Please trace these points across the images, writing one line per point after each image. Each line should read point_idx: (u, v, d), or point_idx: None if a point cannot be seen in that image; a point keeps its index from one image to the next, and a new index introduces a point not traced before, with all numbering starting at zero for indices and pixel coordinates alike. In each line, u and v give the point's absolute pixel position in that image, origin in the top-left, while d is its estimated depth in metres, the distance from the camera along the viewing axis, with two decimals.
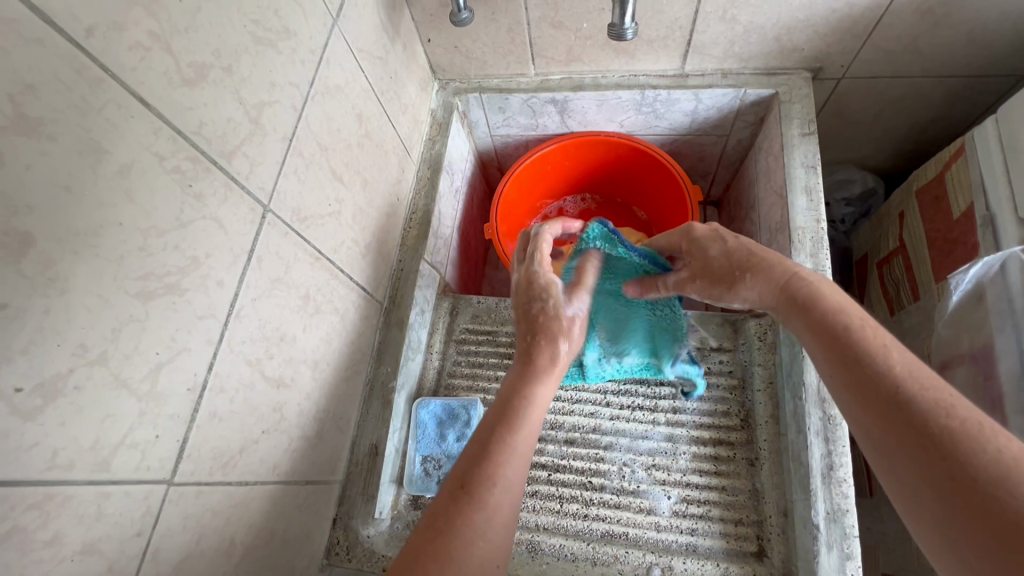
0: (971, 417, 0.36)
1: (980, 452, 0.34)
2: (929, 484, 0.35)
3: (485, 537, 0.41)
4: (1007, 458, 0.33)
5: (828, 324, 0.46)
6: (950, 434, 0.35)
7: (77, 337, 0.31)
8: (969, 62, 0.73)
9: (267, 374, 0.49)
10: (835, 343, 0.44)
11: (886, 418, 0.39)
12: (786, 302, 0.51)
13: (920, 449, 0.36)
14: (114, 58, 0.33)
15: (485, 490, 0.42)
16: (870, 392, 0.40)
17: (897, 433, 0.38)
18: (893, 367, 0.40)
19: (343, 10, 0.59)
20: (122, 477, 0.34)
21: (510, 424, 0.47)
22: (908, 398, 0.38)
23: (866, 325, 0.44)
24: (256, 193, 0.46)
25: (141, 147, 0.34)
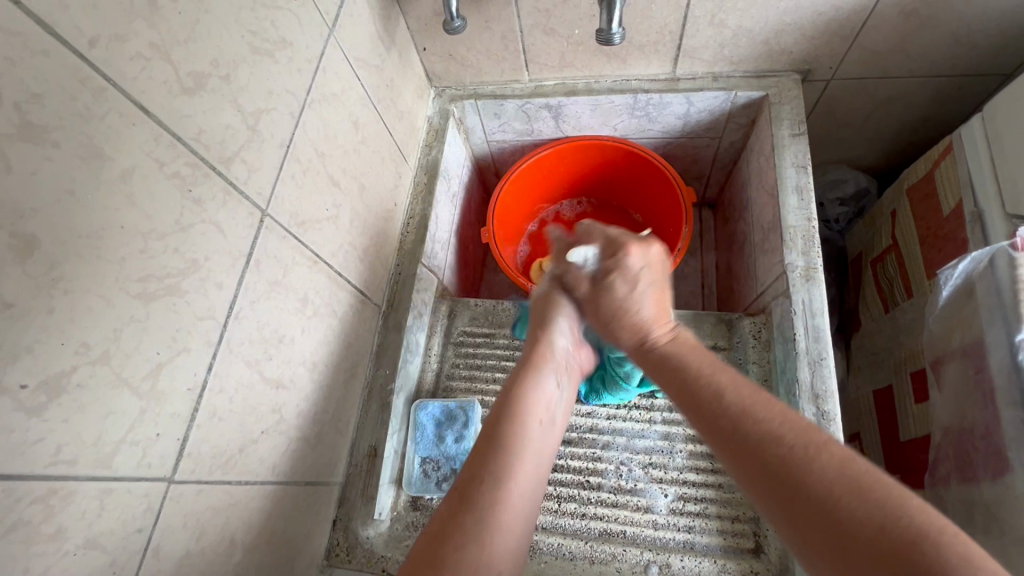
0: (798, 446, 0.38)
1: (828, 487, 0.35)
2: (817, 545, 0.35)
3: (480, 537, 0.42)
4: (846, 478, 0.35)
5: (677, 379, 0.49)
6: (800, 472, 0.37)
7: (79, 336, 0.32)
8: (956, 61, 0.74)
9: (266, 375, 0.50)
10: (688, 403, 0.47)
11: (755, 479, 0.39)
12: (657, 356, 0.53)
13: (773, 474, 0.38)
14: (117, 68, 0.34)
15: (495, 487, 0.45)
16: (727, 437, 0.42)
17: (768, 495, 0.38)
18: (736, 414, 0.43)
19: (339, 20, 0.60)
20: (123, 474, 0.35)
21: (517, 429, 0.50)
22: (755, 446, 0.40)
23: (700, 370, 0.48)
24: (253, 198, 0.47)
25: (142, 153, 0.36)
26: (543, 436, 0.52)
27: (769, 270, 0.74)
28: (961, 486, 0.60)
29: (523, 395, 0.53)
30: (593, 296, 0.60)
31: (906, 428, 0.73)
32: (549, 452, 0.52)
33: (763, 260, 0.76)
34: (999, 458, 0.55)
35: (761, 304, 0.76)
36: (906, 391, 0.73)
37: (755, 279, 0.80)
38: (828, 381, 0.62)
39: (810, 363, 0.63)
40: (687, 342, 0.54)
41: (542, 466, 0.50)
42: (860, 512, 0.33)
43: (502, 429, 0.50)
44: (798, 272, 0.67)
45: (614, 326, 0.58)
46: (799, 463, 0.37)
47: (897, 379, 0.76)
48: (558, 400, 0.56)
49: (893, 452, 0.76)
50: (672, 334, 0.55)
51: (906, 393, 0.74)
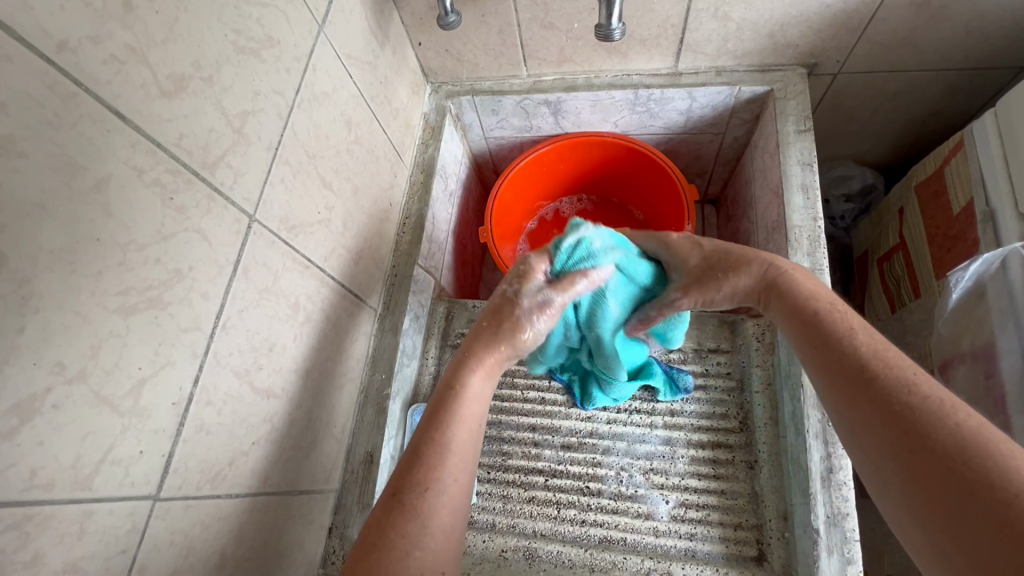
0: (936, 399, 0.35)
1: (959, 443, 0.32)
2: (926, 493, 0.32)
3: (423, 539, 0.39)
4: (978, 438, 0.32)
5: (802, 317, 0.46)
6: (921, 416, 0.34)
7: (55, 355, 0.31)
8: (967, 54, 0.71)
9: (256, 385, 0.48)
10: (808, 340, 0.45)
11: (868, 419, 0.37)
12: (777, 292, 0.50)
13: (891, 412, 0.36)
14: (89, 73, 0.32)
15: (425, 490, 0.41)
16: (839, 369, 0.41)
17: (880, 436, 0.36)
18: (866, 355, 0.40)
19: (330, 16, 0.59)
20: (104, 495, 0.34)
21: (448, 430, 0.44)
22: (882, 388, 0.37)
23: (826, 312, 0.45)
24: (240, 204, 0.45)
25: (118, 162, 0.34)
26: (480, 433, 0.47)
27: None
28: None
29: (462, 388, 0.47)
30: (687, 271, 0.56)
31: None
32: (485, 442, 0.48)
33: None
34: None
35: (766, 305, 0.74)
36: None
37: None
38: None
39: None
40: (806, 280, 0.50)
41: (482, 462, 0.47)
42: (999, 469, 0.30)
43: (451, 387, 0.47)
44: None
45: (715, 296, 0.55)
46: (923, 407, 0.35)
47: None
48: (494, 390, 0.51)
49: None
50: (791, 270, 0.51)
51: None
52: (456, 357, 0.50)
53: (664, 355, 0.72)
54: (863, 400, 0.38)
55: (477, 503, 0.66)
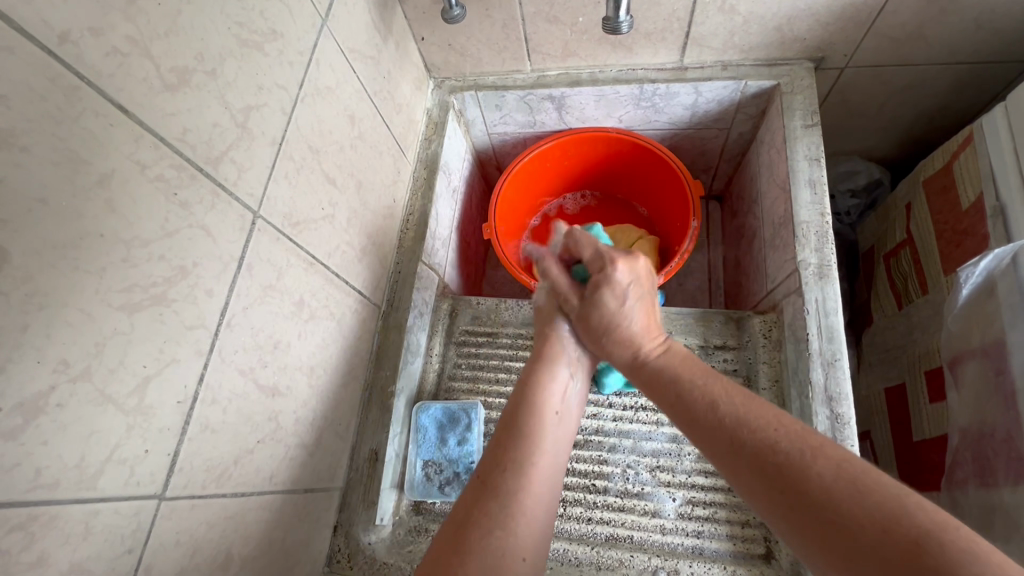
0: (792, 451, 0.39)
1: (830, 491, 0.36)
2: (824, 549, 0.35)
3: (507, 521, 0.42)
4: (847, 481, 0.36)
5: (670, 386, 0.50)
6: (800, 475, 0.37)
7: (58, 353, 0.30)
8: (976, 47, 0.71)
9: (261, 383, 0.48)
10: (682, 412, 0.48)
11: (754, 484, 0.40)
12: (648, 369, 0.53)
13: (772, 477, 0.39)
14: (90, 65, 0.32)
15: (519, 476, 0.45)
16: (718, 442, 0.43)
17: (767, 500, 0.39)
18: (733, 425, 0.43)
19: (333, 10, 0.58)
20: (110, 495, 0.34)
21: (535, 423, 0.50)
22: (754, 454, 0.40)
23: (694, 377, 0.49)
24: (244, 200, 0.44)
25: (121, 157, 0.34)
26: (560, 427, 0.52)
27: (780, 267, 0.72)
28: (980, 491, 0.58)
29: (544, 383, 0.54)
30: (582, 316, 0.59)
31: (919, 428, 0.71)
32: (568, 441, 0.52)
33: (774, 256, 0.74)
34: (1020, 464, 0.53)
35: (772, 301, 0.73)
36: (920, 389, 0.71)
37: (765, 275, 0.78)
38: (842, 383, 0.60)
39: (824, 364, 0.61)
40: (677, 347, 0.54)
41: (562, 455, 0.50)
42: (878, 517, 0.33)
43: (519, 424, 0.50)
44: (810, 269, 0.65)
45: (602, 343, 0.57)
46: (795, 463, 0.38)
47: (911, 378, 0.74)
48: (573, 391, 0.56)
49: (906, 452, 0.74)
50: (666, 346, 0.55)
51: (919, 392, 0.72)
52: (534, 358, 0.57)
53: None
54: (753, 463, 0.40)
55: None
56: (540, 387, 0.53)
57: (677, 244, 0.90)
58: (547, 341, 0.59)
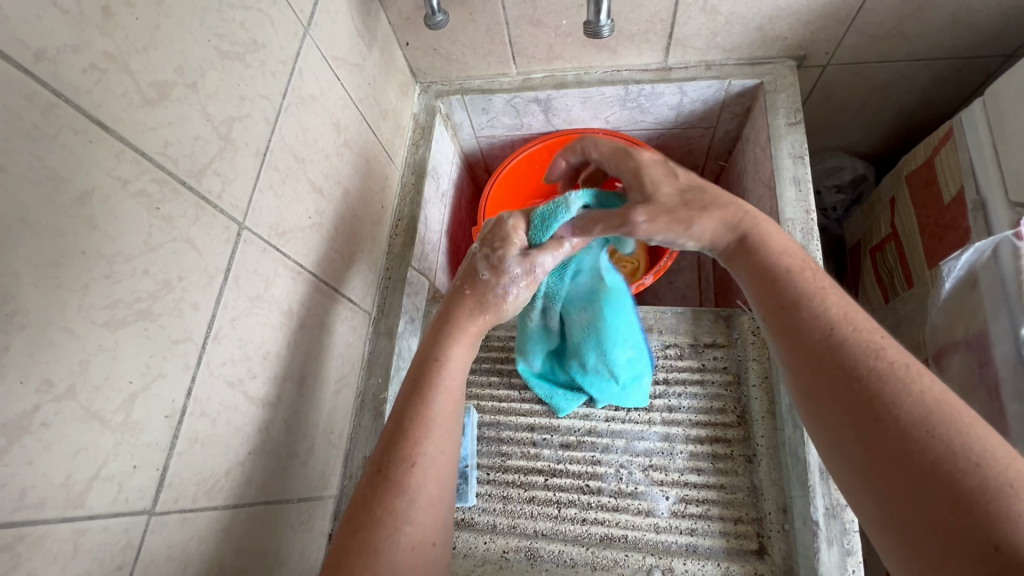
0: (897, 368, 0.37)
1: (914, 411, 0.35)
2: (872, 455, 0.35)
3: (414, 514, 0.41)
4: (934, 407, 0.34)
5: (775, 288, 0.46)
6: (885, 385, 0.36)
7: (42, 372, 0.30)
8: (955, 43, 0.71)
9: (251, 394, 0.48)
10: (779, 302, 0.45)
11: (832, 376, 0.39)
12: (754, 276, 0.48)
13: (856, 385, 0.37)
14: (67, 82, 0.32)
15: (417, 468, 0.42)
16: (808, 333, 0.42)
17: (836, 392, 0.38)
18: (835, 323, 0.41)
19: (315, 18, 0.58)
20: (98, 512, 0.34)
21: (427, 405, 0.46)
22: (840, 360, 0.39)
23: (804, 285, 0.45)
24: (228, 211, 0.44)
25: (101, 172, 0.34)
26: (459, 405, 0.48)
27: None
28: None
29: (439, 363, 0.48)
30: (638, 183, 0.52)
31: None
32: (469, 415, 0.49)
33: None
34: None
35: None
36: None
37: None
38: None
39: None
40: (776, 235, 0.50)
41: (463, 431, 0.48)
42: (938, 450, 0.33)
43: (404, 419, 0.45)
44: None
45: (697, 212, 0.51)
46: (884, 376, 0.37)
47: None
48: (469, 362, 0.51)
49: None
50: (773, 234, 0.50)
51: None
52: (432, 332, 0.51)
53: (660, 351, 0.72)
54: (839, 361, 0.39)
55: (478, 505, 0.66)
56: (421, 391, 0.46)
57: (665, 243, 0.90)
58: (445, 323, 0.51)
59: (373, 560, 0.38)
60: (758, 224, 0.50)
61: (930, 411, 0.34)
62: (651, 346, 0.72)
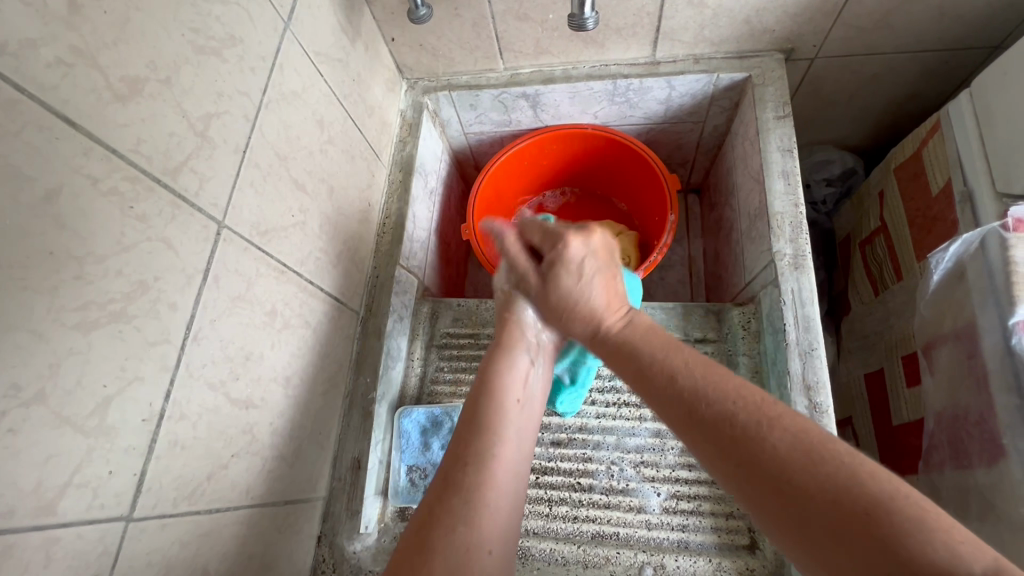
0: (749, 413, 0.37)
1: (778, 458, 0.34)
2: (777, 518, 0.33)
3: (470, 517, 0.41)
4: (802, 450, 0.33)
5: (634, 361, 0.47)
6: (749, 445, 0.35)
7: (9, 376, 0.30)
8: (941, 35, 0.71)
9: (233, 396, 0.47)
10: (638, 373, 0.46)
11: (709, 448, 0.37)
12: (618, 355, 0.49)
13: (728, 451, 0.36)
14: (32, 77, 0.31)
15: (479, 470, 0.44)
16: (671, 407, 0.41)
17: (713, 460, 0.37)
18: (687, 390, 0.41)
19: (295, 13, 0.57)
20: (71, 519, 0.33)
21: (498, 410, 0.49)
22: (706, 424, 0.38)
23: (654, 352, 0.46)
24: (207, 210, 0.43)
25: (69, 170, 0.33)
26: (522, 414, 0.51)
27: (757, 258, 0.72)
28: (956, 473, 0.59)
29: (501, 372, 0.52)
30: (544, 291, 0.57)
31: (899, 413, 0.72)
32: (532, 431, 0.51)
33: (751, 247, 0.74)
34: (993, 444, 0.54)
35: (750, 293, 0.74)
36: (898, 375, 0.72)
37: (743, 267, 0.78)
38: (819, 372, 0.60)
39: (801, 354, 0.61)
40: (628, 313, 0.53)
41: (527, 442, 0.50)
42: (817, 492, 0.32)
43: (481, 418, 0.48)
44: (786, 260, 0.65)
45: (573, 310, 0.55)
46: (745, 430, 0.36)
47: (889, 363, 0.75)
48: (534, 376, 0.55)
49: (886, 438, 0.74)
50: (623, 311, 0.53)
51: (898, 377, 0.72)
52: (495, 342, 0.56)
53: None
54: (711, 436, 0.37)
55: None
56: (490, 395, 0.50)
57: (655, 239, 0.90)
58: (507, 327, 0.57)
59: (438, 557, 0.38)
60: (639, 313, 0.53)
61: (801, 455, 0.33)
62: None
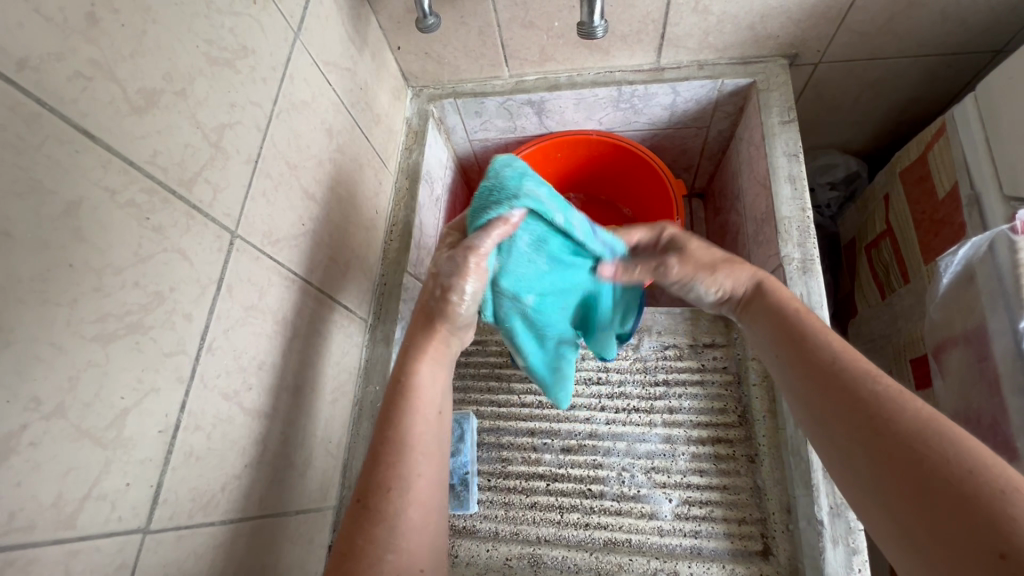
0: (892, 387, 0.39)
1: (908, 430, 0.35)
2: (884, 471, 0.35)
3: (396, 542, 0.41)
4: (932, 422, 0.35)
5: (794, 334, 0.48)
6: (881, 405, 0.37)
7: (29, 391, 0.30)
8: (945, 40, 0.72)
9: (246, 406, 0.47)
10: (788, 346, 0.48)
11: (833, 408, 0.40)
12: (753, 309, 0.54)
13: (854, 409, 0.39)
14: (51, 91, 0.31)
15: (400, 494, 0.43)
16: (811, 365, 0.44)
17: (849, 432, 0.39)
18: (837, 356, 0.43)
19: (305, 23, 0.57)
20: (89, 533, 0.33)
21: (408, 425, 0.46)
22: (845, 379, 0.41)
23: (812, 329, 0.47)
24: (221, 220, 0.43)
25: (88, 184, 0.33)
26: (440, 428, 0.49)
27: (764, 263, 0.72)
28: None
29: (421, 387, 0.49)
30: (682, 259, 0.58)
31: None
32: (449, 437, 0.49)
33: (758, 252, 0.75)
34: (1006, 448, 0.54)
35: None
36: (907, 379, 0.72)
37: None
38: None
39: None
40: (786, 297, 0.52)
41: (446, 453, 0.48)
42: (934, 459, 0.33)
43: (388, 437, 0.45)
44: (794, 264, 0.66)
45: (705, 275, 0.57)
46: (877, 393, 0.38)
47: (897, 367, 0.75)
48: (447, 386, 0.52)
49: None
50: (774, 283, 0.54)
51: (907, 381, 0.72)
52: (403, 350, 0.52)
53: (659, 352, 0.71)
54: (844, 391, 0.40)
55: (479, 512, 0.65)
56: (404, 414, 0.47)
57: None
58: (423, 330, 0.53)
59: None
60: (768, 279, 0.55)
61: (935, 430, 0.34)
62: (650, 348, 0.71)
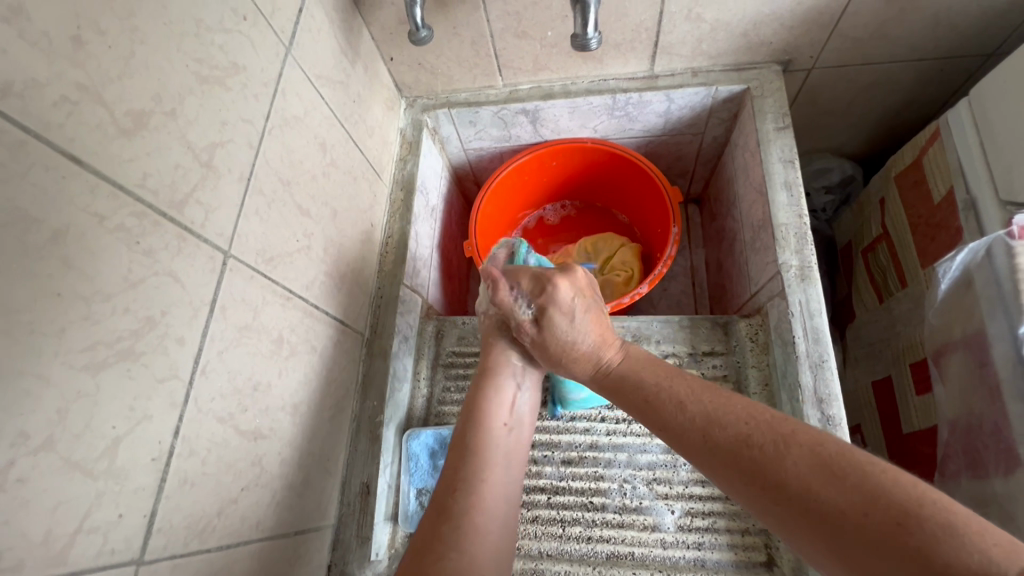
0: (767, 443, 0.39)
1: (806, 482, 0.36)
2: (804, 528, 0.35)
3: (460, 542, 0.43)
4: (818, 466, 0.36)
5: (636, 394, 0.50)
6: (768, 465, 0.38)
7: (16, 425, 0.29)
8: (938, 44, 0.72)
9: (242, 428, 0.46)
10: (648, 411, 0.48)
11: (729, 475, 0.40)
12: (612, 378, 0.53)
13: (744, 470, 0.39)
14: (37, 117, 0.30)
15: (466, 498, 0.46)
16: (683, 444, 0.44)
17: (756, 496, 0.38)
18: (698, 425, 0.43)
19: (296, 37, 0.57)
20: (80, 568, 0.32)
21: (486, 435, 0.52)
22: (725, 446, 0.41)
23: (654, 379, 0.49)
24: (213, 240, 0.43)
25: (75, 210, 0.32)
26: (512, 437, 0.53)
27: (761, 270, 0.72)
28: (972, 482, 0.59)
29: (490, 398, 0.54)
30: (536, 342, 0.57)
31: (908, 421, 0.71)
32: (522, 451, 0.54)
33: (755, 258, 0.74)
34: (1008, 453, 0.54)
35: (756, 304, 0.74)
36: (907, 383, 0.72)
37: (748, 278, 0.78)
38: (831, 385, 0.60)
39: (812, 366, 0.61)
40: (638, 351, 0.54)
41: (518, 464, 0.52)
42: (843, 506, 0.33)
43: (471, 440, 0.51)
44: (792, 271, 0.65)
45: (564, 364, 0.56)
46: (757, 453, 0.39)
47: (896, 371, 0.74)
48: (522, 399, 0.57)
49: (897, 446, 0.74)
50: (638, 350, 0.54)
51: (907, 385, 0.72)
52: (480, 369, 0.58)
53: None
54: (734, 459, 0.40)
55: None
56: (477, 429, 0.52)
57: (658, 251, 0.90)
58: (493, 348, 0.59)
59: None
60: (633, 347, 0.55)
61: (835, 470, 0.35)
62: None
